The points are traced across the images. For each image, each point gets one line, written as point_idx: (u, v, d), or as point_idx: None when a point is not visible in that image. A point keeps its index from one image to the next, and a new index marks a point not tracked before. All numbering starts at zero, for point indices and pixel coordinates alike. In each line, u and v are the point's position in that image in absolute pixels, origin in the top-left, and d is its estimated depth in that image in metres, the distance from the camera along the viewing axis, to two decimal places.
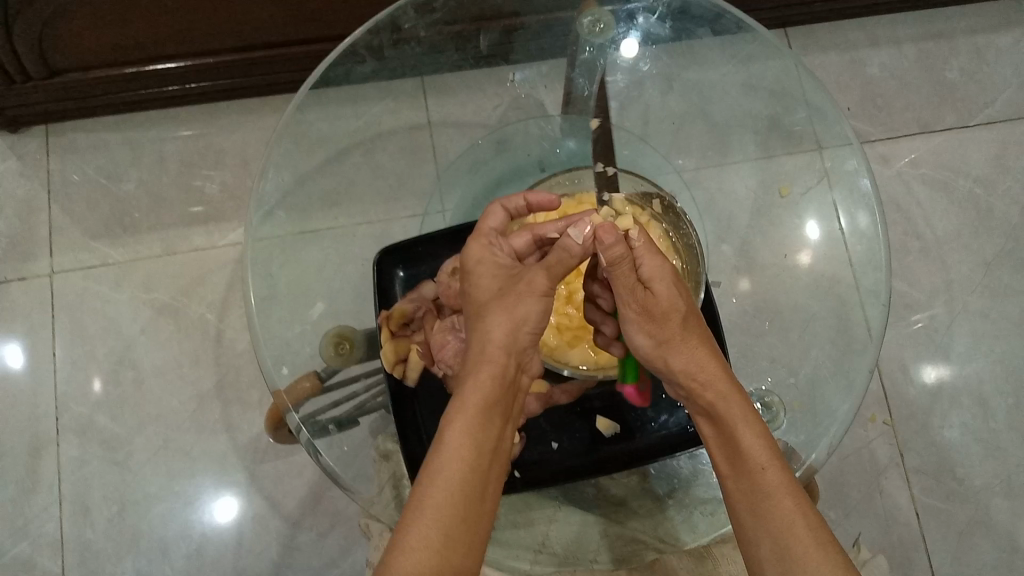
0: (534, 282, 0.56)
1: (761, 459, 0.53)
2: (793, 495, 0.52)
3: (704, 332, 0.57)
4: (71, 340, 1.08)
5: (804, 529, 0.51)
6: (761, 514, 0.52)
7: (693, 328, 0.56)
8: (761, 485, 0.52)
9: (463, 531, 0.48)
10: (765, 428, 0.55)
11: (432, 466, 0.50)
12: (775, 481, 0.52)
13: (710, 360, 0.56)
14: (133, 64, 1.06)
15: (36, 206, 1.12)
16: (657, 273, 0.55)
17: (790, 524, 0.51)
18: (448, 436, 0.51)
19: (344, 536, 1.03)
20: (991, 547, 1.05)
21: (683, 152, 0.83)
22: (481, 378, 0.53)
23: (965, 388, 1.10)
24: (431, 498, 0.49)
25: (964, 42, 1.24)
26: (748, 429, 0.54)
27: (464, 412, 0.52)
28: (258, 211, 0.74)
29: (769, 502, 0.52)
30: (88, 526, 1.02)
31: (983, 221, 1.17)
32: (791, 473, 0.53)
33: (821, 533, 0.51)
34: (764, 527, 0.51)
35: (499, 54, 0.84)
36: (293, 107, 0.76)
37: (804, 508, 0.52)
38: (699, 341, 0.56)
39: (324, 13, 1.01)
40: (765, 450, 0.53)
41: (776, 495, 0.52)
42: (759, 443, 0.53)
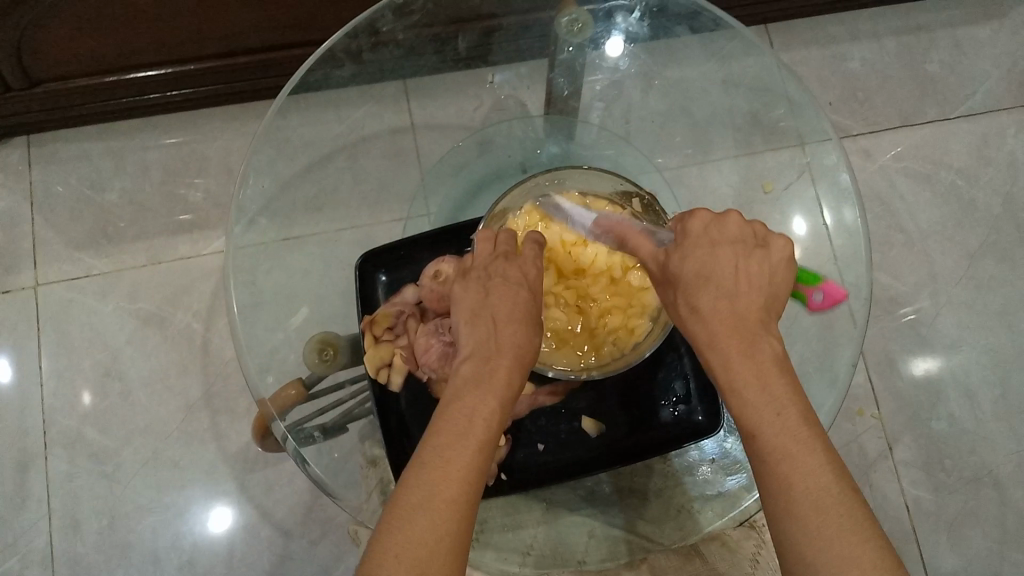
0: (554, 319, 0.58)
1: (758, 418, 0.47)
2: (798, 455, 0.45)
3: (716, 282, 0.52)
4: (56, 352, 1.07)
5: (804, 491, 0.44)
6: (757, 475, 0.47)
7: (697, 285, 0.52)
8: (757, 444, 0.47)
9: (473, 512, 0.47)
10: (771, 384, 0.48)
11: (456, 429, 0.49)
12: (773, 441, 0.46)
13: (718, 314, 0.51)
14: (113, 73, 1.05)
15: (18, 218, 1.11)
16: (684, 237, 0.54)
17: (786, 485, 0.45)
18: (475, 407, 0.50)
19: (335, 543, 1.03)
20: (982, 537, 1.05)
21: (666, 150, 0.82)
22: (503, 364, 0.53)
23: (953, 379, 1.11)
24: (460, 463, 0.47)
25: (944, 35, 1.25)
26: (754, 392, 0.48)
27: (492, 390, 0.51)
28: (240, 219, 0.74)
29: (766, 464, 0.46)
30: (78, 540, 1.01)
31: (967, 212, 1.18)
32: (805, 432, 0.46)
33: (827, 497, 0.44)
34: (761, 490, 0.46)
35: (478, 56, 0.86)
36: (275, 111, 0.75)
37: (812, 469, 0.45)
38: (705, 295, 0.52)
39: (304, 18, 1.01)
40: (768, 407, 0.47)
41: (771, 455, 0.46)
42: (760, 398, 0.48)
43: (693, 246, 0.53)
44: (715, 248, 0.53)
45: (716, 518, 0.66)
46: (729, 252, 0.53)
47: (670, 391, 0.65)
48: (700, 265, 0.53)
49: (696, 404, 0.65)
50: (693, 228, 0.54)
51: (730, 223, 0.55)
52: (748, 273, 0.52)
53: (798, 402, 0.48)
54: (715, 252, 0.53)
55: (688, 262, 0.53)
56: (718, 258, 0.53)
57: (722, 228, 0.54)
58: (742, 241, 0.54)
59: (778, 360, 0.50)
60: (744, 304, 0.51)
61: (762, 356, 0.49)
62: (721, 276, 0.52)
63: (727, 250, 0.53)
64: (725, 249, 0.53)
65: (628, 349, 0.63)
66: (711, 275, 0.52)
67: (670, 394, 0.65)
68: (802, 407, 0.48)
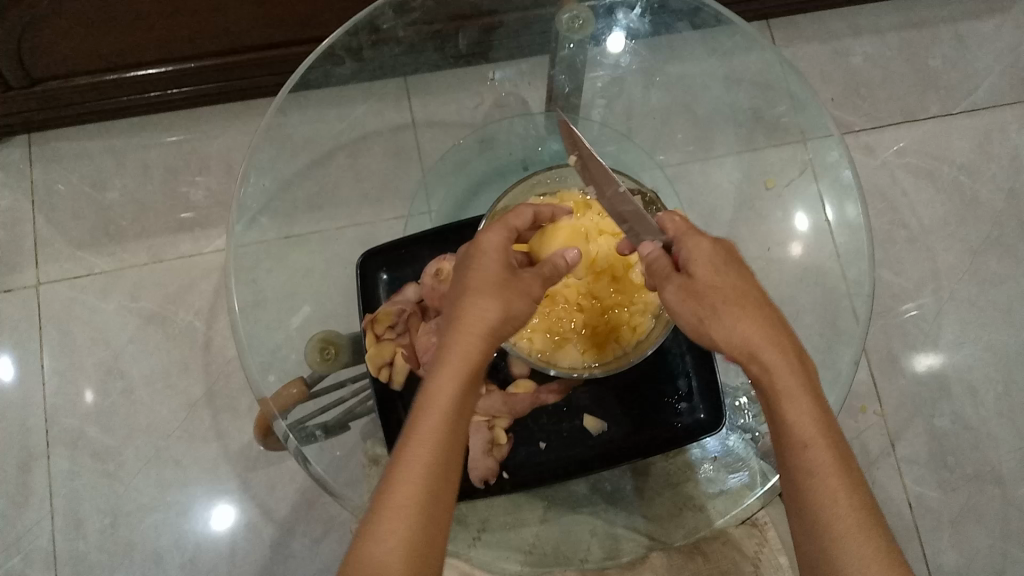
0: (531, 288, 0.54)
1: (809, 435, 0.48)
2: (841, 474, 0.47)
3: (760, 299, 0.52)
4: (58, 351, 1.07)
5: (846, 511, 0.46)
6: (805, 492, 0.47)
7: (744, 300, 0.51)
8: (806, 461, 0.48)
9: (439, 500, 0.47)
10: (821, 400, 0.49)
11: (417, 430, 0.48)
12: (822, 460, 0.47)
13: (765, 329, 0.50)
14: (113, 71, 1.05)
15: (20, 217, 1.11)
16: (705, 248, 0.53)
17: (834, 504, 0.47)
18: (432, 401, 0.49)
19: (337, 541, 1.03)
20: (984, 534, 1.05)
21: (669, 146, 0.84)
22: (463, 347, 0.51)
23: (955, 377, 1.11)
24: (418, 464, 0.47)
25: (947, 30, 1.24)
26: (802, 408, 0.49)
27: (451, 376, 0.50)
28: (241, 218, 0.73)
29: (815, 482, 0.47)
30: (82, 538, 1.01)
31: (969, 208, 1.18)
32: (844, 451, 0.48)
33: (867, 517, 0.46)
34: (804, 507, 0.48)
35: (478, 53, 0.85)
36: (275, 109, 0.74)
37: (852, 489, 0.47)
38: (752, 310, 0.51)
39: (304, 15, 1.01)
40: (814, 425, 0.48)
41: (821, 474, 0.47)
42: (809, 414, 0.48)
43: (726, 262, 0.53)
44: (745, 266, 0.53)
45: (719, 517, 0.65)
46: (753, 271, 0.54)
47: (672, 389, 0.65)
48: (740, 280, 0.52)
49: (698, 401, 0.65)
50: (704, 244, 0.53)
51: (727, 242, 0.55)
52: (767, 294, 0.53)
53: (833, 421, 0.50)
54: (746, 270, 0.53)
55: (726, 277, 0.52)
56: (750, 276, 0.53)
57: (727, 247, 0.54)
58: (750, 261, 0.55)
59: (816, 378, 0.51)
60: (780, 320, 0.51)
61: (806, 370, 0.50)
62: (760, 293, 0.52)
63: (754, 268, 0.54)
64: (749, 268, 0.54)
65: (630, 347, 0.63)
66: (752, 291, 0.52)
67: (672, 392, 0.65)
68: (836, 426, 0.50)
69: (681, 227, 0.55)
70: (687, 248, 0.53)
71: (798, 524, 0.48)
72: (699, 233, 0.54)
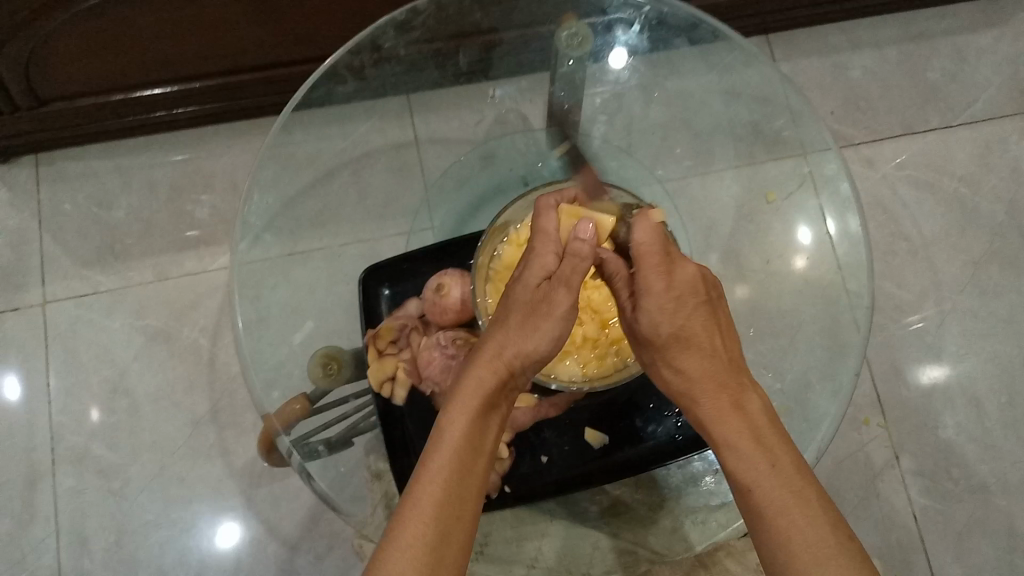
0: (558, 305, 0.54)
1: (754, 474, 0.52)
2: (798, 512, 0.50)
3: (698, 342, 0.56)
4: (64, 369, 1.08)
5: (802, 545, 0.49)
6: (757, 530, 0.51)
7: (682, 345, 0.56)
8: (754, 501, 0.52)
9: (457, 529, 0.49)
10: (765, 438, 0.53)
11: (426, 466, 0.50)
12: (767, 497, 0.51)
13: (702, 374, 0.56)
14: (118, 91, 1.07)
15: (27, 236, 1.13)
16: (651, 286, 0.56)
17: (786, 540, 0.50)
18: (447, 432, 0.51)
19: (341, 558, 1.02)
20: (991, 546, 1.04)
21: (668, 161, 0.83)
22: (479, 378, 0.53)
23: (960, 388, 1.10)
24: (431, 496, 0.49)
25: (945, 42, 1.25)
26: (750, 452, 0.53)
27: (463, 409, 0.52)
28: (245, 235, 0.74)
29: (765, 521, 0.51)
30: (86, 556, 1.01)
31: (971, 219, 1.18)
32: (801, 485, 0.51)
33: (826, 548, 0.49)
34: (762, 545, 0.51)
35: (479, 71, 0.88)
36: (278, 128, 0.75)
37: (809, 524, 0.50)
38: (691, 356, 0.56)
39: (308, 35, 1.03)
40: (762, 465, 0.52)
41: (770, 513, 0.51)
42: (749, 459, 0.53)
43: (672, 302, 0.56)
44: (691, 303, 0.56)
45: (719, 530, 0.66)
46: (702, 308, 0.57)
47: (674, 402, 0.65)
48: (679, 323, 0.56)
49: None
50: (657, 285, 0.56)
51: (686, 275, 0.57)
52: (722, 327, 0.58)
53: (786, 457, 0.53)
54: (691, 310, 0.56)
55: (667, 320, 0.55)
56: (696, 318, 0.56)
57: (685, 283, 0.56)
58: (707, 294, 0.57)
59: (767, 413, 0.55)
60: (720, 362, 0.56)
61: (748, 411, 0.55)
62: (703, 337, 0.56)
63: (700, 305, 0.57)
64: (696, 302, 0.57)
65: (630, 360, 0.63)
66: (693, 335, 0.56)
67: (673, 406, 0.65)
68: (794, 459, 0.53)
69: (644, 250, 0.56)
70: (641, 283, 0.56)
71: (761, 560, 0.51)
72: (659, 267, 0.56)
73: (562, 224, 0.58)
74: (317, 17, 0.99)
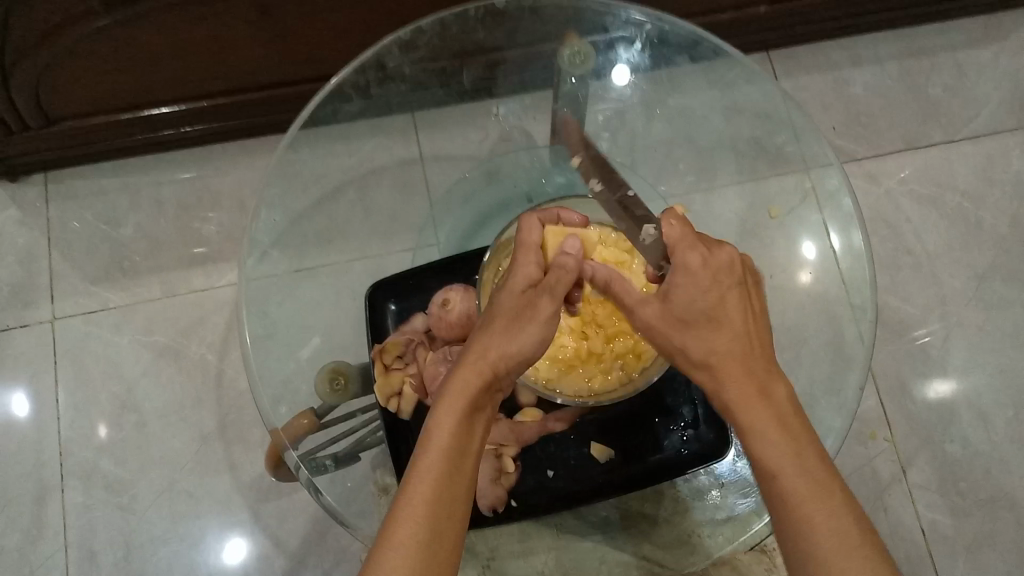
0: (541, 309, 0.55)
1: (778, 462, 0.51)
2: (824, 500, 0.50)
3: (730, 325, 0.56)
4: (73, 385, 1.09)
5: (827, 535, 0.49)
6: (783, 519, 0.50)
7: (712, 326, 0.55)
8: (780, 489, 0.51)
9: (447, 529, 0.49)
10: (791, 426, 0.53)
11: (418, 464, 0.50)
12: (794, 485, 0.50)
13: (730, 357, 0.55)
14: (128, 111, 1.09)
15: (37, 254, 1.14)
16: (687, 270, 0.56)
17: (812, 529, 0.49)
18: (433, 433, 0.51)
19: (348, 574, 1.02)
20: (1000, 561, 1.03)
21: (671, 179, 0.85)
22: (464, 380, 0.53)
23: (966, 402, 1.10)
24: (419, 497, 0.49)
25: (946, 58, 1.26)
26: (775, 438, 0.52)
27: (452, 409, 0.52)
28: (253, 252, 0.75)
29: (791, 509, 0.50)
30: (93, 572, 1.01)
31: (974, 233, 1.18)
32: (824, 475, 0.51)
33: (850, 538, 0.48)
34: (784, 533, 0.50)
35: (484, 89, 0.87)
36: (285, 146, 0.77)
37: (833, 514, 0.49)
38: (721, 338, 0.55)
39: (315, 55, 1.04)
40: (787, 451, 0.51)
41: (797, 501, 0.50)
42: (775, 444, 0.52)
43: (709, 282, 0.56)
44: (726, 285, 0.56)
45: (726, 543, 0.65)
46: (735, 291, 0.57)
47: (679, 417, 0.66)
48: (713, 305, 0.56)
49: (704, 428, 0.65)
50: (694, 266, 0.56)
51: (723, 257, 0.57)
52: (755, 311, 0.57)
53: (809, 444, 0.52)
54: (724, 291, 0.56)
55: (700, 299, 0.56)
56: (730, 300, 0.56)
57: (722, 265, 0.57)
58: (742, 279, 0.57)
59: (792, 400, 0.54)
60: (749, 346, 0.55)
61: (775, 398, 0.54)
62: (735, 321, 0.56)
63: (734, 289, 0.56)
64: (732, 284, 0.56)
65: (636, 373, 0.63)
66: (725, 319, 0.56)
67: (678, 420, 0.66)
68: (815, 448, 0.52)
69: (677, 240, 0.57)
70: (677, 260, 0.57)
71: (781, 546, 0.51)
72: (694, 250, 0.57)
73: (548, 244, 0.60)
74: (324, 37, 1.01)
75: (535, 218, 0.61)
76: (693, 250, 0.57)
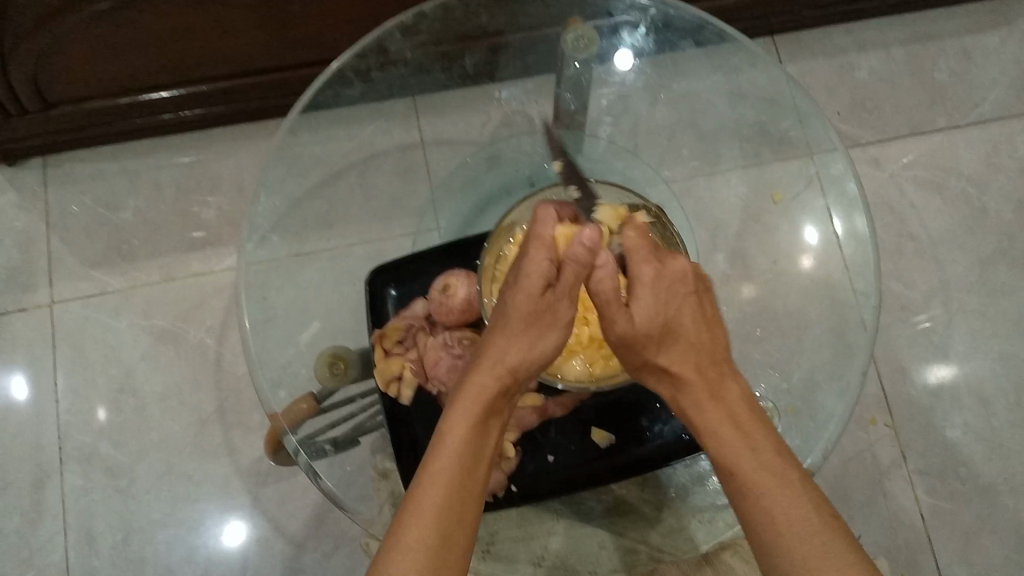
0: (561, 312, 0.55)
1: (734, 459, 0.52)
2: (780, 490, 0.51)
3: (685, 334, 0.56)
4: (72, 369, 1.08)
5: (787, 526, 0.49)
6: (742, 513, 0.51)
7: (668, 337, 0.55)
8: (738, 484, 0.52)
9: (459, 532, 0.49)
10: (744, 425, 0.53)
11: (429, 469, 0.50)
12: (752, 479, 0.51)
13: (685, 364, 0.55)
14: (126, 95, 1.07)
15: (35, 237, 1.13)
16: (643, 283, 0.55)
17: (771, 521, 0.50)
18: (448, 436, 0.52)
19: (347, 558, 1.03)
20: (999, 547, 1.04)
21: (674, 163, 0.84)
22: (481, 385, 0.53)
23: (967, 388, 1.10)
24: (431, 501, 0.49)
25: (951, 43, 1.25)
26: (733, 438, 0.53)
27: (466, 412, 0.52)
28: (253, 235, 0.75)
29: (749, 502, 0.51)
30: (93, 554, 1.02)
31: (977, 219, 1.17)
32: (781, 467, 0.52)
33: (810, 527, 0.49)
34: (745, 527, 0.52)
35: (486, 73, 0.85)
36: (285, 129, 0.76)
37: (792, 505, 0.50)
38: (676, 349, 0.56)
39: (314, 36, 1.03)
40: (742, 449, 0.52)
41: (753, 494, 0.51)
42: (732, 442, 0.53)
43: (664, 293, 0.56)
44: (680, 295, 0.56)
45: (726, 529, 0.66)
46: (690, 299, 0.57)
47: None
48: (668, 316, 0.56)
49: None
50: (647, 275, 0.56)
51: (677, 266, 0.56)
52: (710, 317, 0.58)
53: (765, 440, 0.53)
54: (679, 302, 0.56)
55: (658, 311, 0.55)
56: (685, 310, 0.56)
57: (676, 275, 0.56)
58: (695, 287, 0.57)
59: (744, 397, 0.55)
60: (703, 353, 0.56)
61: (726, 399, 0.55)
62: (690, 328, 0.56)
63: (689, 298, 0.57)
64: (685, 294, 0.57)
65: None
66: (680, 329, 0.56)
67: None
68: (773, 442, 0.53)
69: (636, 244, 0.56)
70: (632, 274, 0.56)
71: (748, 540, 0.51)
72: (649, 258, 0.56)
73: (559, 242, 0.57)
74: (324, 18, 0.99)
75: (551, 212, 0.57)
76: (650, 260, 0.56)
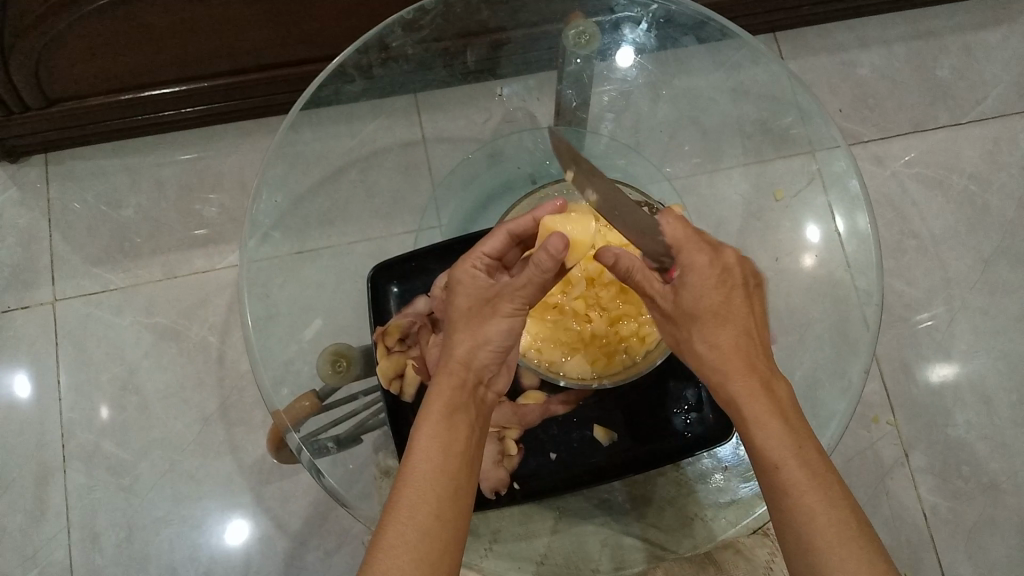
0: (502, 304, 0.56)
1: (779, 453, 0.51)
2: (818, 489, 0.50)
3: (732, 324, 0.56)
4: (74, 367, 1.09)
5: (824, 525, 0.49)
6: (778, 511, 0.51)
7: (714, 323, 0.56)
8: (780, 479, 0.51)
9: (440, 525, 0.49)
10: (791, 420, 0.53)
11: (404, 472, 0.51)
12: (794, 476, 0.50)
13: (733, 353, 0.55)
14: (127, 91, 1.08)
15: (37, 236, 1.13)
16: (693, 266, 0.57)
17: (810, 519, 0.49)
18: (416, 438, 0.52)
19: (350, 555, 1.03)
20: (1001, 545, 1.04)
21: (675, 159, 0.83)
22: (441, 384, 0.55)
23: (969, 386, 1.10)
24: (405, 499, 0.49)
25: (954, 40, 1.25)
26: (778, 433, 0.52)
27: (430, 412, 0.53)
28: (254, 234, 0.75)
29: (790, 498, 0.50)
30: (96, 552, 1.02)
31: (980, 217, 1.17)
32: (823, 469, 0.51)
33: (848, 530, 0.49)
34: (777, 521, 0.51)
35: (487, 69, 0.86)
36: (287, 125, 0.76)
37: (830, 506, 0.49)
38: (725, 337, 0.55)
39: (315, 33, 1.03)
40: (788, 445, 0.51)
41: (795, 491, 0.50)
42: (777, 437, 0.52)
43: (715, 281, 0.56)
44: (729, 287, 0.57)
45: (729, 526, 0.66)
46: (739, 292, 0.57)
47: (683, 399, 0.65)
48: (717, 304, 0.56)
49: (707, 411, 0.65)
50: (702, 263, 0.57)
51: (725, 257, 0.57)
52: (758, 313, 0.58)
53: (809, 441, 0.52)
54: (728, 293, 0.57)
55: (706, 297, 0.56)
56: (734, 301, 0.57)
57: (726, 267, 0.57)
58: (744, 281, 0.58)
59: (792, 400, 0.54)
60: (751, 344, 0.56)
61: (775, 395, 0.54)
62: (737, 318, 0.56)
63: (736, 290, 0.57)
64: (734, 287, 0.57)
65: (639, 357, 0.64)
66: (728, 318, 0.56)
67: (682, 402, 0.65)
68: (815, 443, 0.53)
69: (681, 234, 0.58)
70: (685, 262, 0.57)
71: (777, 533, 0.51)
72: (700, 248, 0.57)
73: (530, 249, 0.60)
74: (326, 16, 0.99)
75: (505, 233, 0.60)
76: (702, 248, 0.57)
